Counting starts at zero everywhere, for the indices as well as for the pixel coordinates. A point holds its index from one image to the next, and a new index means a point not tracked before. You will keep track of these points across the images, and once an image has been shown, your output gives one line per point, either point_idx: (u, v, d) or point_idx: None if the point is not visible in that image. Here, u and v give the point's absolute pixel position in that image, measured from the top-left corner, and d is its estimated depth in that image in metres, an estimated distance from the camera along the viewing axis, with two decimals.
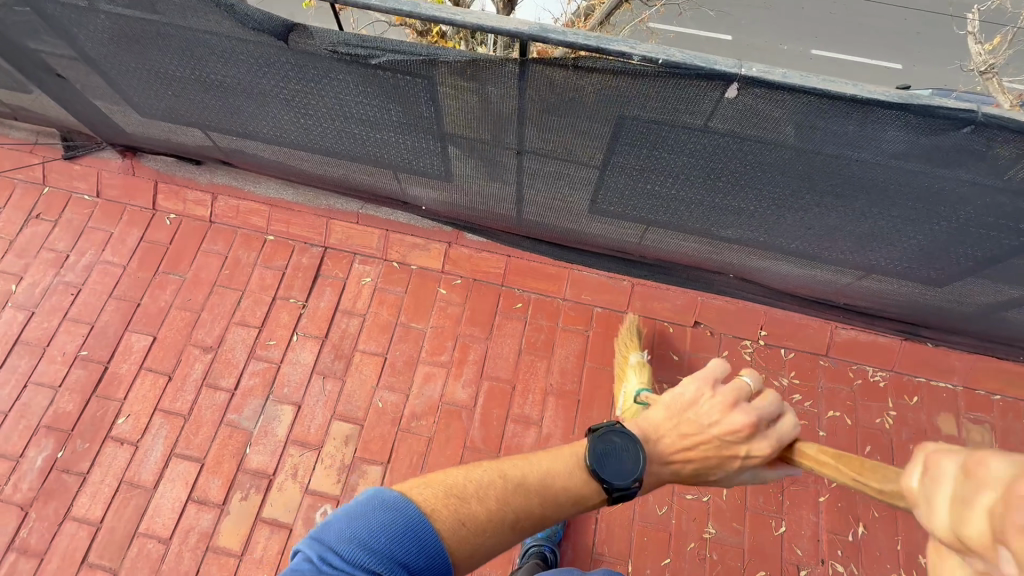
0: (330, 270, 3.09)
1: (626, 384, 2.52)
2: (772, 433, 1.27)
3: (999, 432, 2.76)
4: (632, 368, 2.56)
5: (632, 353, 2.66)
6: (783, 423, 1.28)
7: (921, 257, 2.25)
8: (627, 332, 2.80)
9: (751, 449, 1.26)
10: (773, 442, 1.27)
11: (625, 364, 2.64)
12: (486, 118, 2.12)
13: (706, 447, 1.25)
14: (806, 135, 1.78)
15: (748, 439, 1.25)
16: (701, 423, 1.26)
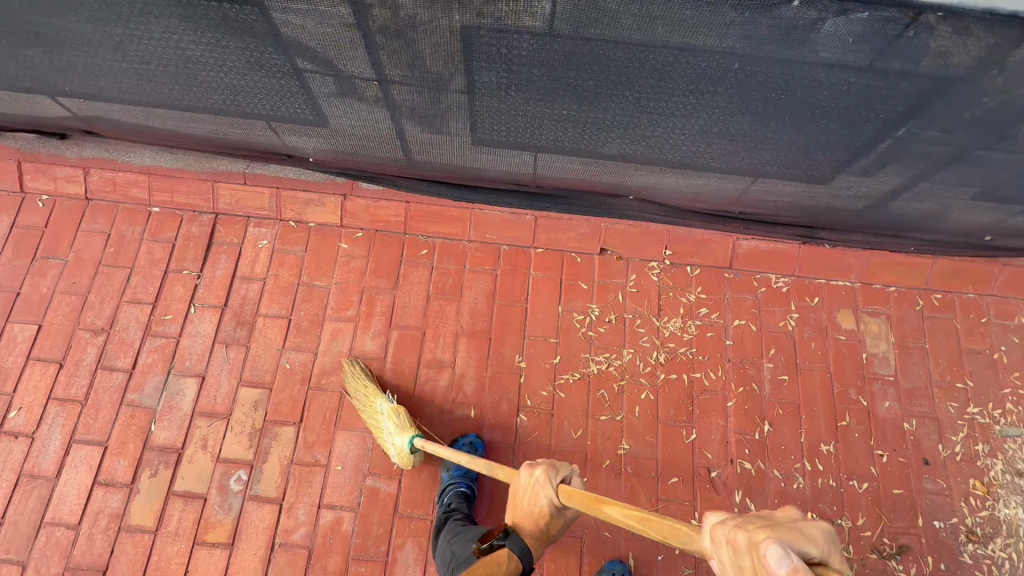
0: (224, 237, 2.96)
1: (390, 433, 2.47)
2: (545, 481, 1.78)
3: (893, 322, 2.88)
4: (386, 417, 2.48)
5: (377, 401, 2.55)
6: (551, 467, 1.81)
7: (796, 154, 2.24)
8: (353, 378, 2.64)
9: (537, 491, 1.79)
10: (546, 480, 1.78)
11: (373, 412, 2.54)
12: (332, 49, 1.98)
13: (523, 505, 1.83)
14: (649, 29, 1.72)
15: (536, 487, 1.79)
16: (513, 488, 1.89)
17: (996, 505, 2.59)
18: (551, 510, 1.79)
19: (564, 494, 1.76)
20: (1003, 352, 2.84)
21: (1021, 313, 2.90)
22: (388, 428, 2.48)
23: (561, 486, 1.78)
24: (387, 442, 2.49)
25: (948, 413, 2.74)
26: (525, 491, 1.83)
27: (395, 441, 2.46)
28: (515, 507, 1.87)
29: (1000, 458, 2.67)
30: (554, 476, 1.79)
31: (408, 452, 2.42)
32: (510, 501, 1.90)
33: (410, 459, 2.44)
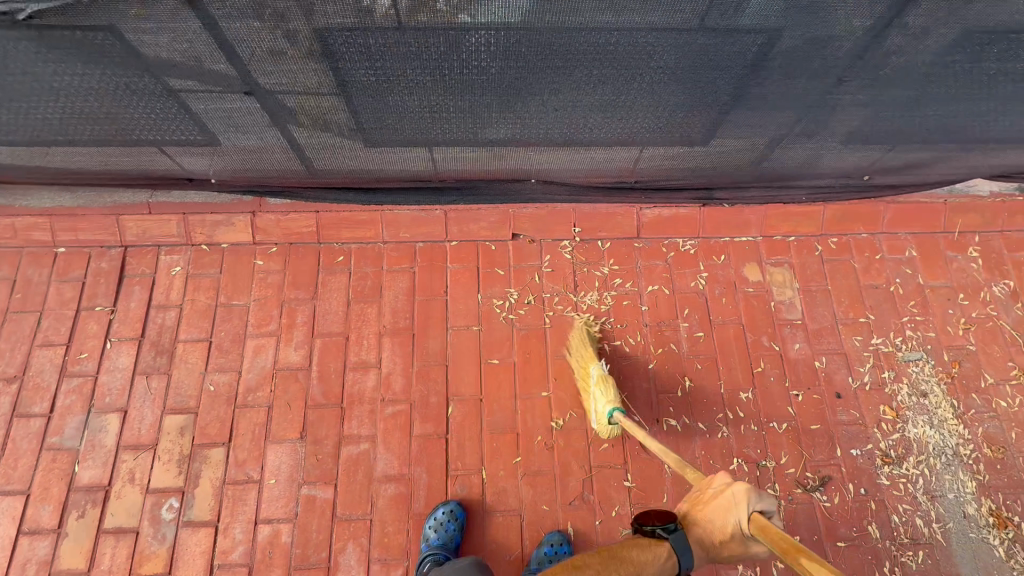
0: (135, 268, 2.93)
1: (595, 400, 2.57)
2: (744, 500, 1.81)
3: (795, 269, 3.04)
4: (596, 383, 2.58)
5: (591, 365, 2.65)
6: (757, 491, 1.84)
7: (667, 118, 2.36)
8: (575, 341, 2.77)
9: (730, 508, 1.83)
10: (746, 501, 1.81)
11: (586, 376, 2.66)
12: (196, 63, 2.02)
13: (709, 515, 1.90)
14: (489, 9, 1.83)
15: (731, 502, 1.84)
16: (705, 495, 1.95)
17: (907, 427, 2.74)
18: (735, 532, 1.84)
19: (756, 526, 1.79)
20: (898, 284, 3.03)
21: (910, 246, 3.10)
22: (595, 394, 2.58)
23: (755, 515, 1.80)
24: (591, 406, 2.60)
25: (854, 347, 2.89)
26: (718, 500, 1.90)
27: (597, 407, 2.56)
28: (700, 512, 1.94)
29: (905, 382, 2.83)
30: (755, 501, 1.81)
31: (609, 421, 2.51)
32: (697, 505, 1.97)
33: (610, 427, 2.53)
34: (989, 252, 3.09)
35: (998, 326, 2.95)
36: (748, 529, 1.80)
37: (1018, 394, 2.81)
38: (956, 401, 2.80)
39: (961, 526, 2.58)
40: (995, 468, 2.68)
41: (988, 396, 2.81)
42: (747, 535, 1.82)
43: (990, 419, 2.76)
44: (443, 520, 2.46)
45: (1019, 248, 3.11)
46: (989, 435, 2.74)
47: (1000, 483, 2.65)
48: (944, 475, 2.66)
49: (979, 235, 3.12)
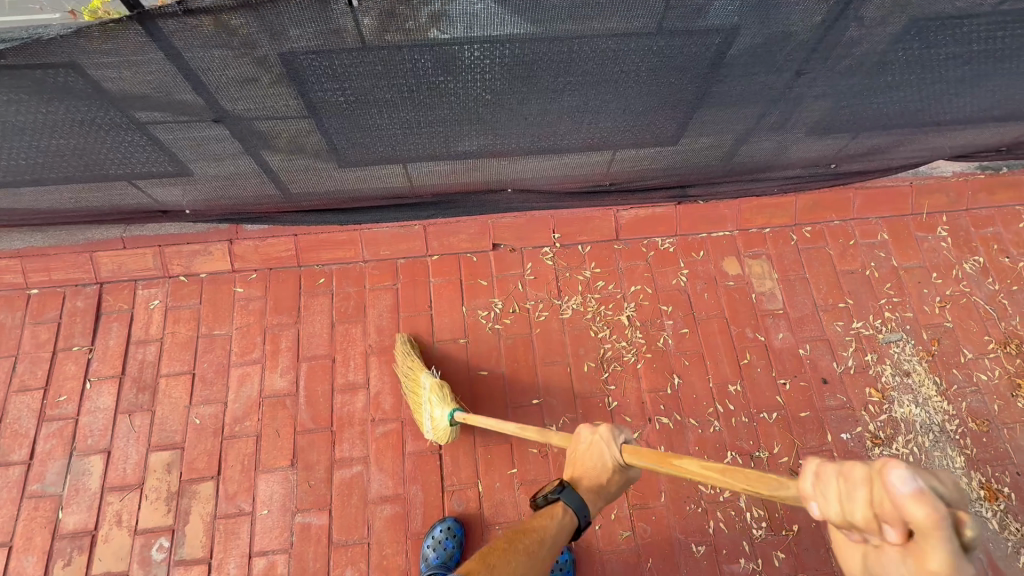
0: (112, 305, 2.88)
1: (431, 408, 2.53)
2: (610, 436, 1.82)
3: (773, 260, 3.08)
4: (430, 391, 2.54)
5: (422, 375, 2.61)
6: (616, 426, 1.85)
7: (634, 118, 2.40)
8: (404, 353, 2.71)
9: (602, 447, 1.81)
10: (613, 436, 1.82)
11: (416, 387, 2.61)
12: (161, 94, 2.01)
13: (587, 463, 1.86)
14: (452, 27, 1.84)
15: (600, 442, 1.83)
16: (576, 449, 1.91)
17: (893, 407, 2.79)
18: (615, 466, 1.82)
19: (628, 454, 1.79)
20: (874, 268, 3.09)
21: (882, 230, 3.17)
22: (431, 402, 2.54)
23: (623, 446, 1.81)
24: (425, 416, 2.55)
25: (836, 333, 2.94)
26: (589, 448, 1.87)
27: (432, 414, 2.53)
28: (579, 464, 1.90)
29: (888, 362, 2.88)
30: (619, 432, 1.83)
31: (446, 425, 2.48)
32: (573, 460, 1.92)
33: (445, 433, 2.50)
34: (958, 231, 3.18)
35: (973, 302, 3.03)
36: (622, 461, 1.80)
37: (997, 367, 2.87)
38: (938, 378, 2.85)
39: None
40: (981, 441, 2.72)
41: (969, 371, 2.87)
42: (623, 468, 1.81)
43: (972, 393, 2.82)
44: (442, 538, 2.43)
45: (986, 225, 3.20)
46: (973, 409, 2.79)
47: (987, 456, 2.70)
48: (933, 452, 2.70)
49: (946, 215, 3.21)
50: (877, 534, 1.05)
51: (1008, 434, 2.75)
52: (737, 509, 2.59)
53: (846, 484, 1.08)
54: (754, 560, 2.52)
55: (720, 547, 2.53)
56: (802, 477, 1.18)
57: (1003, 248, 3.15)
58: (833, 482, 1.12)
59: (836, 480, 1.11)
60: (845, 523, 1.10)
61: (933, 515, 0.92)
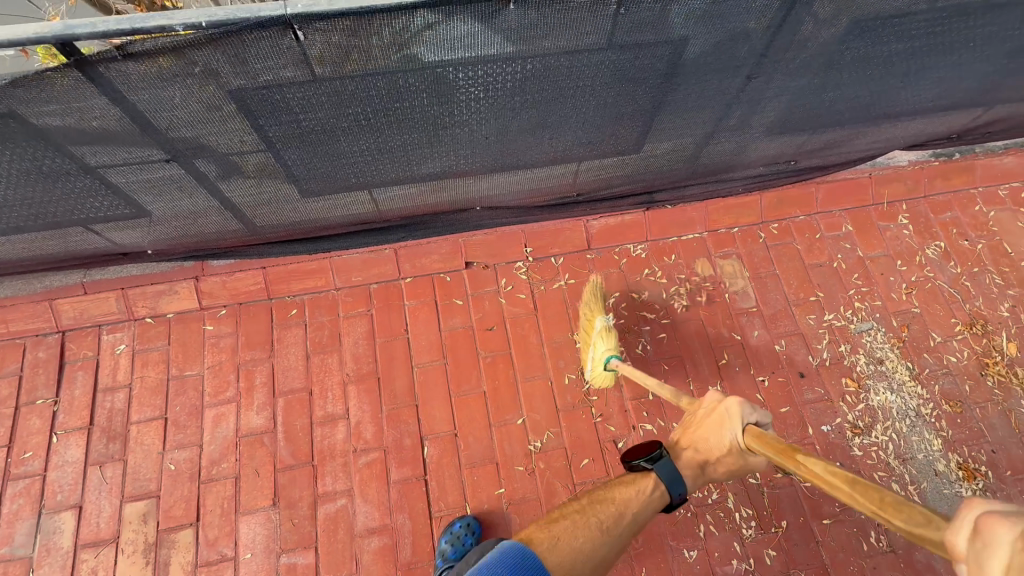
0: (76, 353, 2.79)
1: (594, 352, 2.68)
2: (738, 412, 1.85)
3: (744, 259, 3.12)
4: (600, 334, 2.68)
5: (597, 317, 2.73)
6: (750, 405, 1.87)
7: (594, 130, 2.43)
8: (592, 288, 2.83)
9: (726, 422, 1.86)
10: (740, 415, 1.84)
11: (590, 326, 2.75)
12: (110, 139, 1.97)
13: (702, 435, 1.93)
14: (402, 56, 1.83)
15: (726, 416, 1.87)
16: (698, 417, 2.00)
17: (870, 395, 2.83)
18: (732, 448, 1.86)
19: (751, 435, 1.81)
20: (840, 259, 3.15)
21: (846, 222, 3.24)
22: (597, 345, 2.68)
23: (750, 427, 1.83)
24: (588, 357, 2.71)
25: (809, 326, 2.99)
26: (712, 419, 1.93)
27: (596, 356, 2.69)
28: (693, 434, 1.98)
29: (861, 352, 2.93)
30: (749, 413, 1.85)
31: (605, 370, 2.67)
32: (691, 427, 2.01)
33: (604, 377, 2.69)
34: (918, 218, 3.27)
35: (937, 286, 3.10)
36: (744, 443, 1.82)
37: (965, 348, 2.94)
38: (911, 363, 2.91)
39: (935, 484, 2.67)
40: (956, 422, 2.78)
41: (938, 354, 2.93)
42: (743, 449, 1.84)
43: (944, 375, 2.88)
44: (461, 533, 2.43)
45: (944, 210, 3.29)
46: (946, 391, 2.85)
47: (963, 436, 2.76)
48: (911, 436, 2.75)
49: (905, 203, 3.29)
50: None
51: (981, 413, 2.81)
52: (726, 510, 2.60)
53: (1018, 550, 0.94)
54: (746, 561, 2.53)
55: (711, 550, 2.54)
56: (960, 530, 1.10)
57: (961, 232, 3.24)
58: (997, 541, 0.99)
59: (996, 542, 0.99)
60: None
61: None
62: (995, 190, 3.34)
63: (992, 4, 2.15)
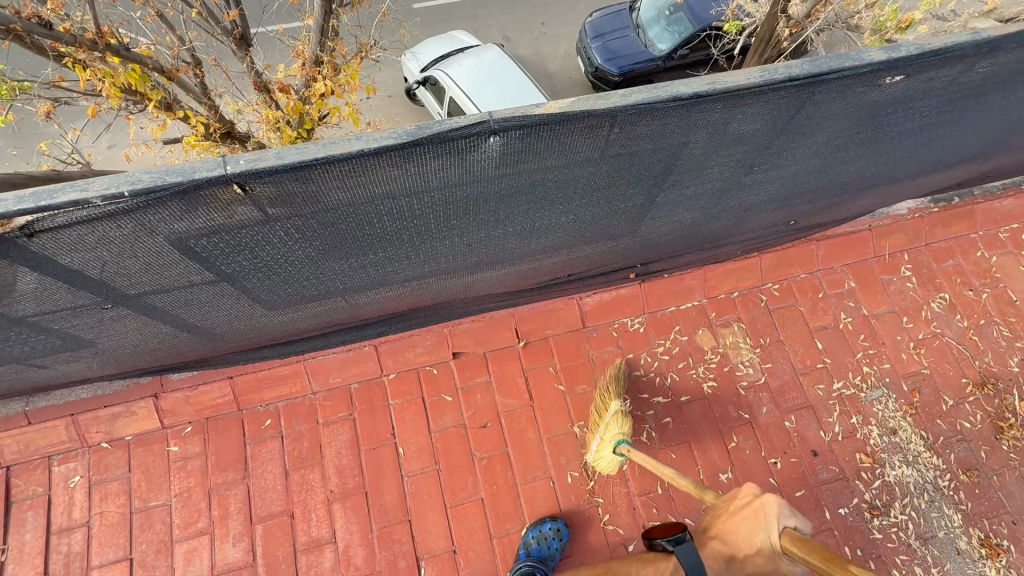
0: (23, 491, 2.49)
1: (605, 435, 2.53)
2: (774, 513, 1.75)
3: (746, 326, 2.97)
4: (614, 418, 2.53)
5: (611, 401, 2.58)
6: (787, 506, 1.78)
7: (583, 225, 2.21)
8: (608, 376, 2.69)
9: (760, 519, 1.77)
10: (776, 516, 1.74)
11: (604, 408, 2.60)
12: (38, 296, 1.71)
13: (734, 527, 1.86)
14: (368, 192, 1.59)
15: (761, 513, 1.78)
16: (732, 507, 1.92)
17: (886, 471, 2.71)
18: (764, 547, 1.77)
19: (789, 539, 1.71)
20: (845, 319, 3.01)
21: (849, 278, 3.09)
22: (609, 428, 2.53)
23: (787, 531, 1.74)
24: (595, 437, 2.55)
25: (819, 398, 2.84)
26: (745, 512, 1.84)
27: (602, 439, 2.54)
28: (725, 523, 1.90)
29: (874, 423, 2.80)
30: (786, 516, 1.75)
31: (610, 458, 2.51)
32: (723, 517, 1.93)
33: (608, 464, 2.53)
34: (920, 268, 3.13)
35: (945, 343, 2.99)
36: (778, 545, 1.73)
37: (978, 411, 2.84)
38: (925, 432, 2.79)
39: (957, 564, 2.56)
40: (975, 493, 2.68)
41: (952, 419, 2.82)
42: (776, 551, 1.74)
43: (959, 442, 2.77)
44: (548, 534, 2.45)
45: (946, 257, 3.16)
46: (961, 459, 2.74)
47: (982, 509, 2.65)
48: (931, 513, 2.64)
49: (906, 253, 3.16)
50: None
51: (999, 481, 2.71)
52: None
53: None
54: None
55: None
56: None
57: (965, 281, 3.12)
58: None
59: None
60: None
61: None
62: (996, 233, 3.23)
63: (1006, 82, 2.01)
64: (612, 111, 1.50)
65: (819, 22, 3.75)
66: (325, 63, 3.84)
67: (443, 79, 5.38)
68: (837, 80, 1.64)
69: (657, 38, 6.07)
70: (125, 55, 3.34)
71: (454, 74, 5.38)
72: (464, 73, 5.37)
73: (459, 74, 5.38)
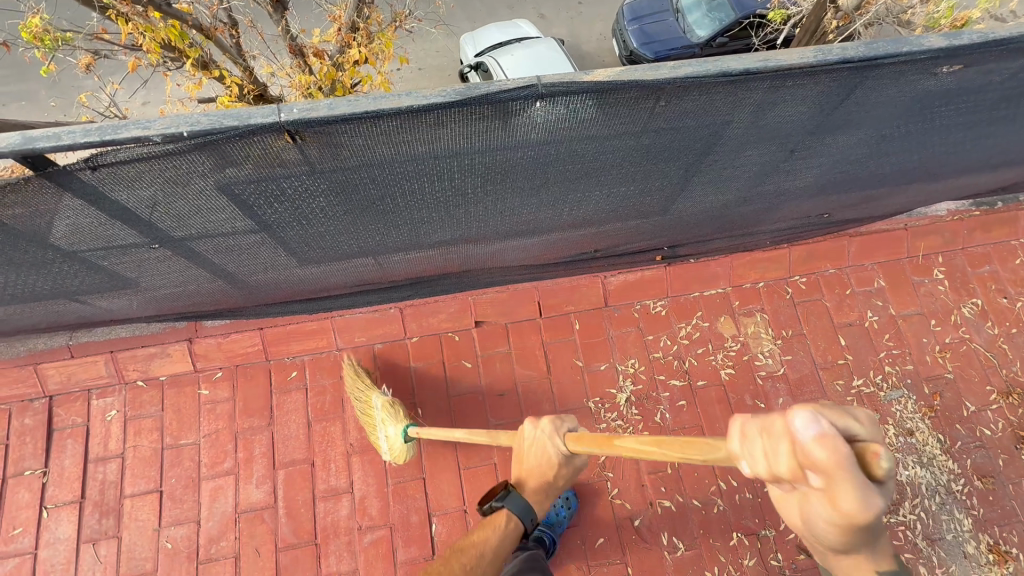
0: (64, 420, 2.64)
1: (382, 429, 2.45)
2: (550, 430, 1.90)
3: (769, 317, 2.96)
4: (383, 411, 2.46)
5: (371, 395, 2.52)
6: (557, 418, 1.95)
7: (617, 200, 2.22)
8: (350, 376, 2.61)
9: (545, 441, 1.89)
10: (553, 432, 1.89)
11: (368, 405, 2.52)
12: (93, 231, 1.79)
13: (532, 462, 1.96)
14: (411, 150, 1.62)
15: (540, 436, 1.92)
16: (521, 445, 1.99)
17: (898, 470, 2.70)
18: (559, 460, 1.90)
19: (572, 443, 1.85)
20: (872, 317, 2.98)
21: (879, 276, 3.05)
22: (381, 422, 2.46)
23: (567, 437, 1.88)
24: (379, 436, 2.47)
25: (836, 394, 2.84)
26: (533, 444, 1.94)
27: (386, 433, 2.45)
28: (524, 466, 1.99)
29: (890, 423, 2.79)
30: (561, 422, 1.92)
31: (401, 444, 2.43)
32: (519, 457, 2.02)
33: (402, 451, 2.44)
34: (955, 272, 3.07)
35: (972, 349, 2.94)
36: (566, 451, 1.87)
37: (1000, 419, 2.81)
38: (942, 436, 2.77)
39: (963, 567, 2.57)
40: (988, 500, 2.66)
41: (972, 425, 2.79)
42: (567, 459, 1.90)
43: (976, 449, 2.75)
44: (557, 503, 2.54)
45: (983, 263, 3.09)
46: (977, 465, 2.72)
47: (994, 516, 2.64)
48: (941, 515, 2.64)
49: (942, 255, 3.09)
50: (801, 484, 0.99)
51: (1014, 490, 2.69)
52: None
53: (769, 437, 1.03)
54: None
55: None
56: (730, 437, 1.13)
57: (1000, 288, 3.06)
58: (757, 440, 1.06)
59: (760, 439, 1.05)
60: (773, 477, 1.04)
61: (832, 455, 0.91)
62: None
63: None
64: (660, 84, 1.50)
65: (868, 16, 3.58)
66: (360, 29, 3.83)
67: (494, 69, 5.34)
68: (892, 65, 1.61)
69: (696, 24, 5.92)
70: (167, 10, 3.38)
71: (505, 65, 5.39)
72: (517, 65, 5.40)
73: (511, 66, 5.40)
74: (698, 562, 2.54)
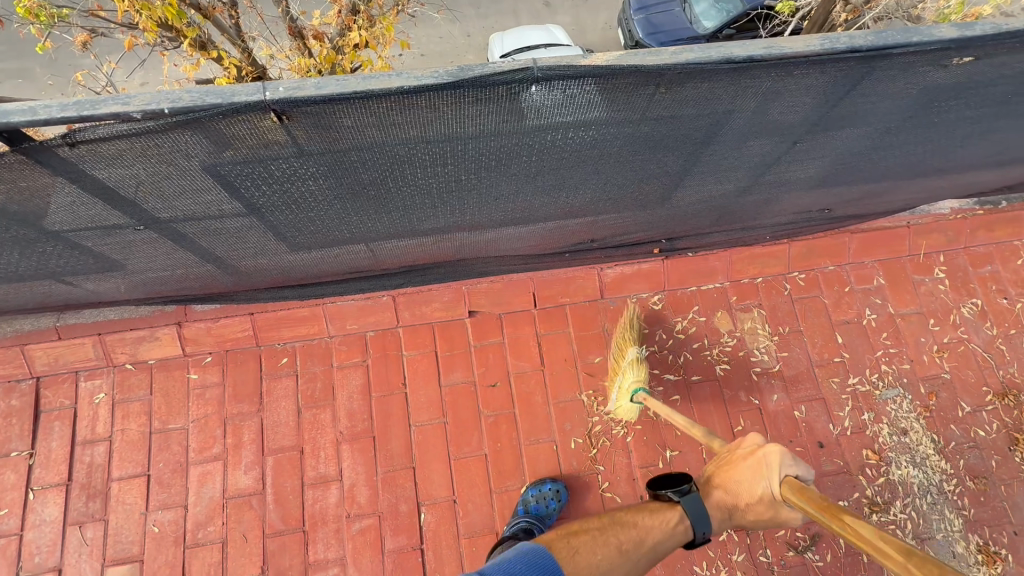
0: (51, 403, 2.61)
1: (625, 383, 2.56)
2: (777, 462, 1.78)
3: (766, 313, 2.93)
4: (631, 364, 2.57)
5: (630, 346, 2.64)
6: (791, 457, 1.81)
7: (613, 190, 2.17)
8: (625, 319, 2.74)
9: (762, 468, 1.80)
10: (780, 467, 1.78)
11: (621, 356, 2.64)
12: (75, 211, 1.74)
13: (738, 477, 1.88)
14: (402, 133, 1.57)
15: (764, 463, 1.81)
16: (733, 460, 1.94)
17: (891, 469, 2.69)
18: (765, 497, 1.80)
19: (790, 489, 1.75)
20: (870, 316, 2.95)
21: (878, 274, 3.01)
22: (626, 374, 2.56)
23: (788, 479, 1.77)
24: (615, 385, 2.61)
25: (832, 391, 2.81)
26: (748, 462, 1.88)
27: (621, 388, 2.57)
28: (729, 475, 1.92)
29: (885, 422, 2.77)
30: (789, 465, 1.79)
31: (628, 404, 2.55)
32: (726, 468, 1.95)
33: (628, 411, 2.58)
34: (956, 271, 3.04)
35: (970, 350, 2.91)
36: (778, 494, 1.77)
37: (995, 420, 2.79)
38: (936, 436, 2.76)
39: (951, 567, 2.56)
40: (980, 500, 2.65)
41: (966, 426, 2.77)
42: (776, 500, 1.78)
43: (970, 449, 2.73)
44: (547, 495, 2.51)
45: (983, 262, 3.05)
46: (971, 466, 2.71)
47: (985, 516, 2.63)
48: (932, 515, 2.63)
49: (943, 254, 3.05)
50: None
51: (1006, 491, 2.68)
52: None
53: None
54: None
55: None
56: None
57: (1000, 289, 3.02)
58: None
59: None
60: None
61: None
62: None
63: None
64: (659, 70, 1.46)
65: (878, 9, 3.49)
66: (361, 13, 3.74)
67: None
68: (901, 56, 1.56)
69: (703, 16, 5.80)
70: None
71: None
72: None
73: None
74: (686, 556, 2.54)
